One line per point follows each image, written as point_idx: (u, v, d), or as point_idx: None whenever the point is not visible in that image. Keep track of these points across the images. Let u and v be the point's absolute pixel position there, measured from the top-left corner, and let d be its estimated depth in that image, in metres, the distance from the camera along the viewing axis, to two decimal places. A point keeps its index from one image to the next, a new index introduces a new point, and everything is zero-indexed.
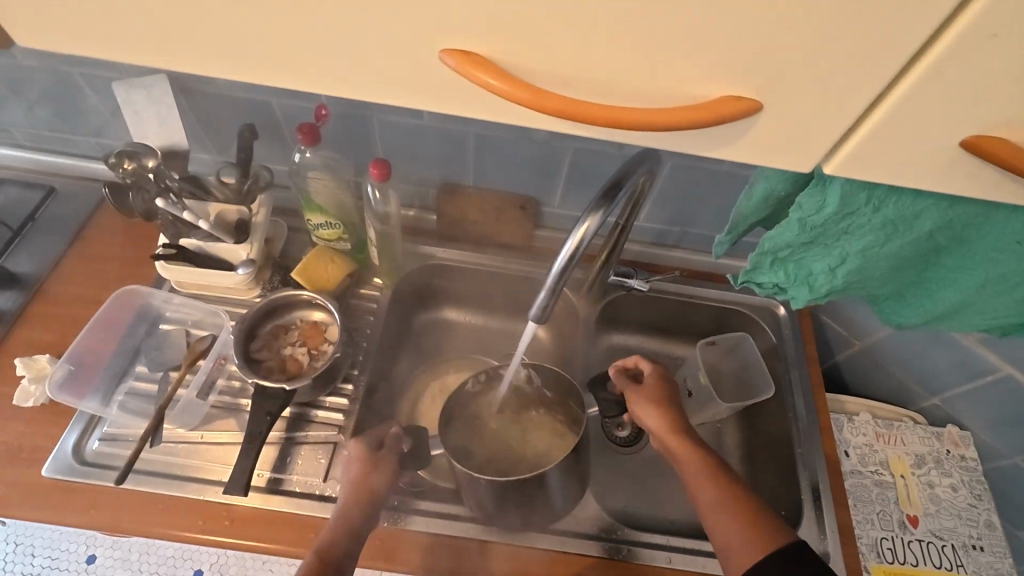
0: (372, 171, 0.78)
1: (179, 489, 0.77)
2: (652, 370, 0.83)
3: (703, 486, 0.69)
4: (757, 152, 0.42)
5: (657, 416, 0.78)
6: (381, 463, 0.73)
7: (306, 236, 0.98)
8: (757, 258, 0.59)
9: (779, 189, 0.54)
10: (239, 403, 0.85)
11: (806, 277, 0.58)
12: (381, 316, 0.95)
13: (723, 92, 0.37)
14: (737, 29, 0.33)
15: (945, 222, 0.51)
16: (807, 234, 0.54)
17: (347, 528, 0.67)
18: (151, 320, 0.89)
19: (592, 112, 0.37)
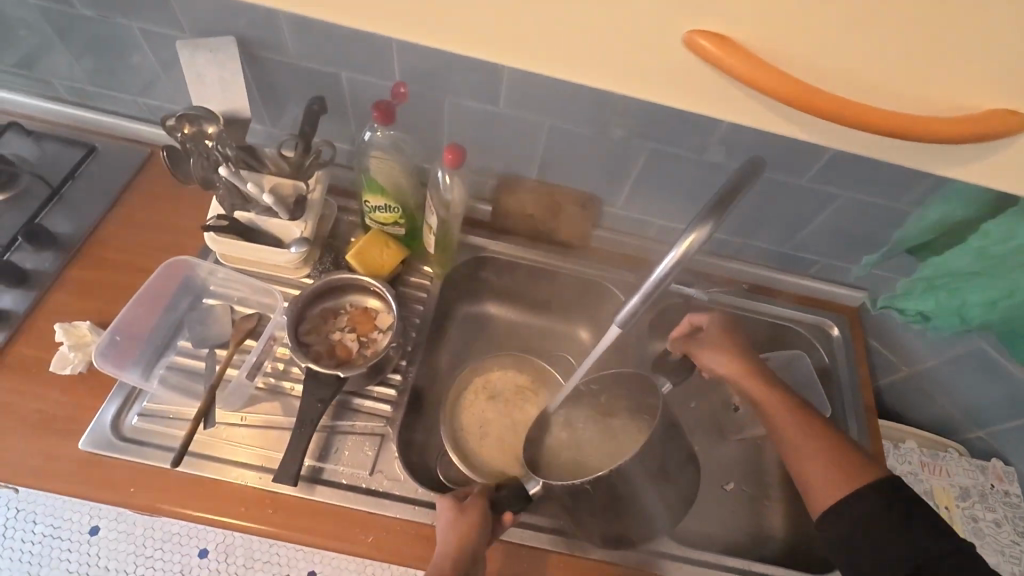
0: (447, 156, 0.74)
1: (220, 473, 0.74)
2: (711, 320, 0.86)
3: (786, 425, 0.75)
4: (975, 171, 0.40)
5: (730, 362, 0.83)
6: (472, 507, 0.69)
7: (356, 218, 0.94)
8: (910, 286, 0.75)
9: (969, 220, 0.66)
10: (283, 387, 0.81)
11: (960, 307, 0.70)
12: (431, 307, 0.92)
13: (965, 106, 0.35)
14: (1002, 35, 0.31)
15: None
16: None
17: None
18: (195, 293, 0.86)
19: (820, 100, 0.34)
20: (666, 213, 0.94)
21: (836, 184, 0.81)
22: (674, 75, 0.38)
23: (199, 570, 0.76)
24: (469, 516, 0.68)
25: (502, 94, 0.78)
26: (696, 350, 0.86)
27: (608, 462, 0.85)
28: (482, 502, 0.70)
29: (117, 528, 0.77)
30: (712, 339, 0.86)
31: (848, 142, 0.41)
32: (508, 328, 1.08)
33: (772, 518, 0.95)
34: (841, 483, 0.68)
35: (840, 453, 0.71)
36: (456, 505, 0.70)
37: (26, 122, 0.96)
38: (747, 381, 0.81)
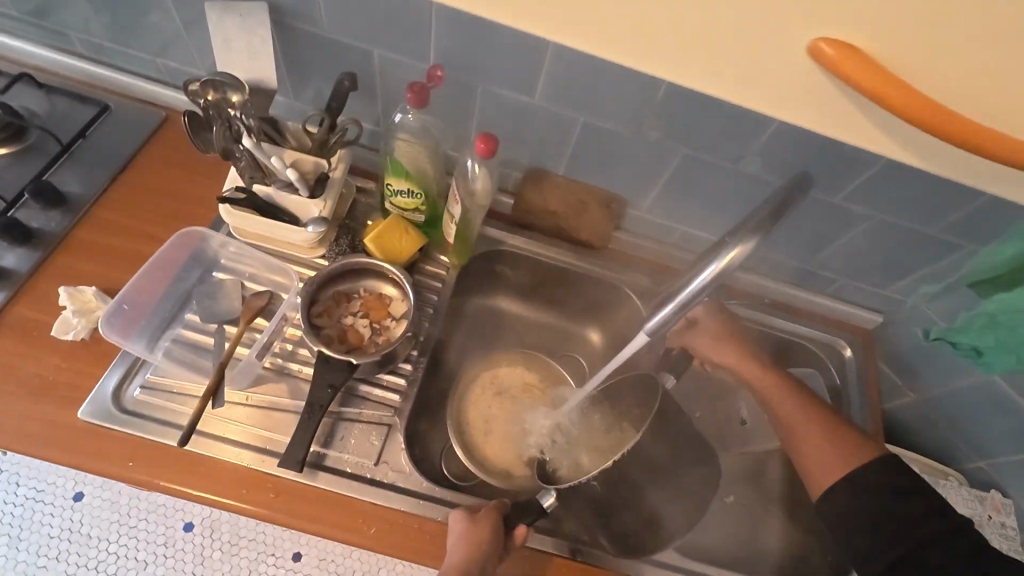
0: (478, 145, 0.72)
1: (222, 452, 0.72)
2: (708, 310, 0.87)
3: (784, 407, 0.80)
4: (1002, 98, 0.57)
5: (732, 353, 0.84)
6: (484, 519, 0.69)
7: (373, 201, 0.92)
8: (973, 320, 0.75)
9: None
10: (290, 369, 0.79)
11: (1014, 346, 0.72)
12: (445, 297, 0.90)
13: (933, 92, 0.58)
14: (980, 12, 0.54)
15: None
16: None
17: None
18: (205, 265, 0.83)
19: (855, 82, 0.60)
20: (691, 220, 0.92)
21: (867, 204, 0.80)
22: (715, 69, 0.68)
23: (183, 543, 0.79)
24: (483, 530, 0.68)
25: (539, 85, 0.76)
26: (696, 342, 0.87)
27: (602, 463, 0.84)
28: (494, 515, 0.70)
29: (101, 496, 0.79)
30: (710, 328, 0.86)
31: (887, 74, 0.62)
32: (517, 324, 1.06)
33: (770, 535, 0.94)
34: (840, 466, 0.73)
35: (838, 436, 0.75)
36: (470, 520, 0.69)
37: (36, 74, 0.92)
38: (749, 370, 0.84)
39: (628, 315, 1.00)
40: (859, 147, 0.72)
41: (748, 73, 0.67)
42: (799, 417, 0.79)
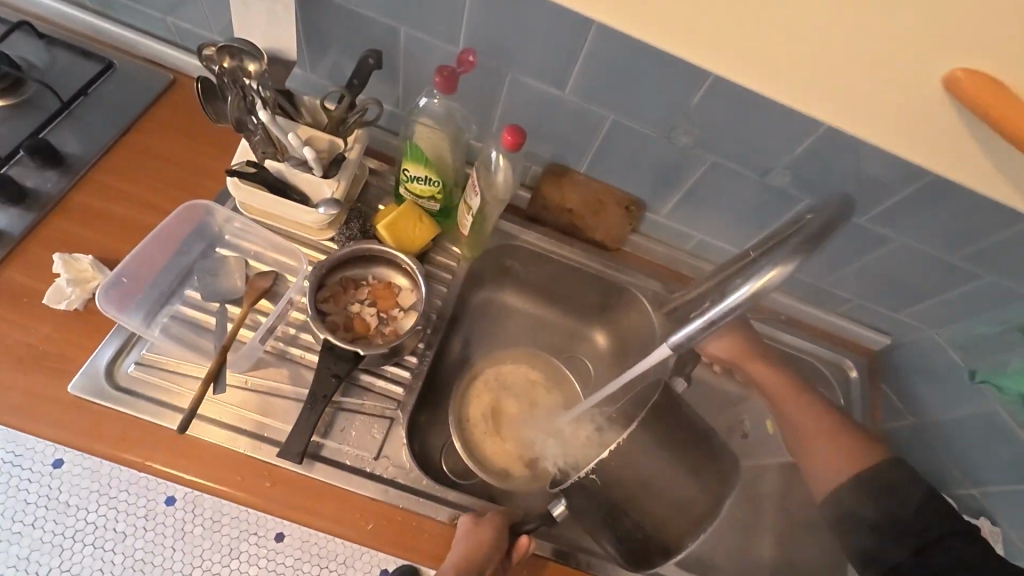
0: (506, 137, 0.69)
1: (217, 437, 0.70)
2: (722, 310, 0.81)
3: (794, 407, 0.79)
4: None
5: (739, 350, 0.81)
6: (485, 526, 0.69)
7: (386, 185, 0.89)
8: None
9: None
10: (292, 354, 0.76)
11: None
12: (455, 289, 0.88)
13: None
14: None
15: None
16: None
17: None
18: (208, 240, 0.80)
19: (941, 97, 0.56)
20: (710, 228, 0.90)
21: (891, 227, 0.79)
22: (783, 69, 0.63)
23: (164, 518, 0.67)
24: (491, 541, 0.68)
25: (572, 79, 0.72)
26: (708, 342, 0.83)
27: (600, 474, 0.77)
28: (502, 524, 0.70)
29: (81, 464, 0.67)
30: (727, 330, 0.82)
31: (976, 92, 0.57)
32: (523, 321, 1.03)
33: (764, 550, 0.94)
34: (843, 470, 0.74)
35: (839, 439, 0.76)
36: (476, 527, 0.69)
37: (36, 23, 0.87)
38: (754, 370, 0.81)
39: (637, 320, 0.97)
40: (892, 169, 0.71)
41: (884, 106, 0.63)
42: (802, 418, 0.78)
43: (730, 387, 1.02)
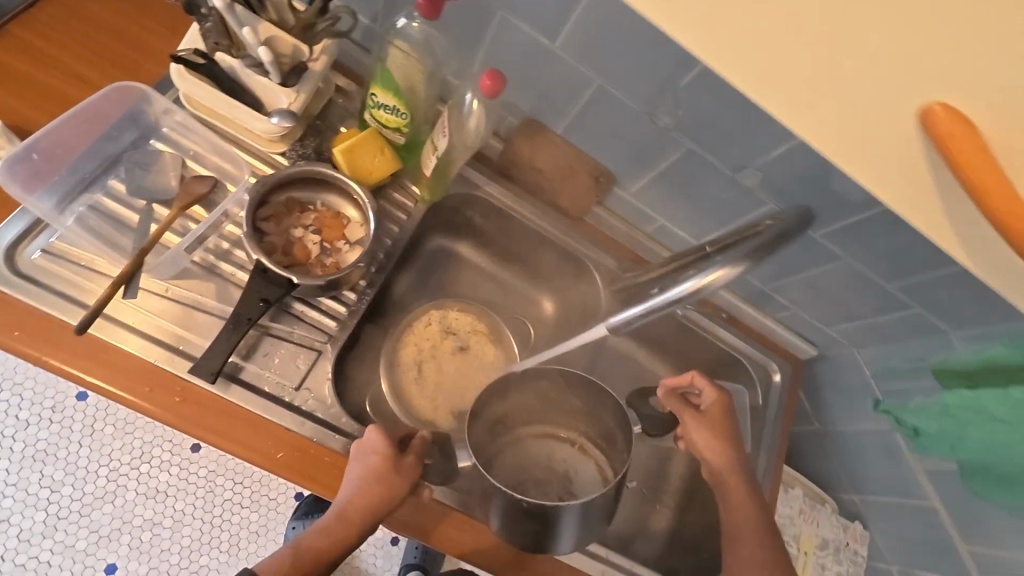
0: (483, 81, 0.65)
1: (127, 342, 0.66)
2: (715, 399, 0.83)
3: (749, 541, 0.75)
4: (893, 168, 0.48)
5: (717, 453, 0.80)
6: (403, 468, 0.69)
7: (350, 105, 0.82)
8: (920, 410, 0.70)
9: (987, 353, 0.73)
10: (223, 270, 0.72)
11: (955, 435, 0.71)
12: (407, 231, 0.85)
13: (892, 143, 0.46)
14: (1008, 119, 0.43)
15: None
16: (992, 413, 0.59)
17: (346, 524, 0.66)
18: (143, 129, 0.72)
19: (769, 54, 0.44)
20: (673, 216, 0.90)
21: (842, 247, 0.81)
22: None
23: None
24: (398, 478, 0.68)
25: (564, 32, 0.68)
26: (688, 422, 0.83)
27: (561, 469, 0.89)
28: (416, 466, 0.71)
29: None
30: (706, 419, 0.82)
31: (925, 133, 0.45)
32: (475, 275, 1.01)
33: (658, 519, 1.01)
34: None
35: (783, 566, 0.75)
36: (388, 458, 0.68)
37: None
38: (721, 475, 0.80)
39: (587, 293, 0.97)
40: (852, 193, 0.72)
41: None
42: (755, 541, 0.76)
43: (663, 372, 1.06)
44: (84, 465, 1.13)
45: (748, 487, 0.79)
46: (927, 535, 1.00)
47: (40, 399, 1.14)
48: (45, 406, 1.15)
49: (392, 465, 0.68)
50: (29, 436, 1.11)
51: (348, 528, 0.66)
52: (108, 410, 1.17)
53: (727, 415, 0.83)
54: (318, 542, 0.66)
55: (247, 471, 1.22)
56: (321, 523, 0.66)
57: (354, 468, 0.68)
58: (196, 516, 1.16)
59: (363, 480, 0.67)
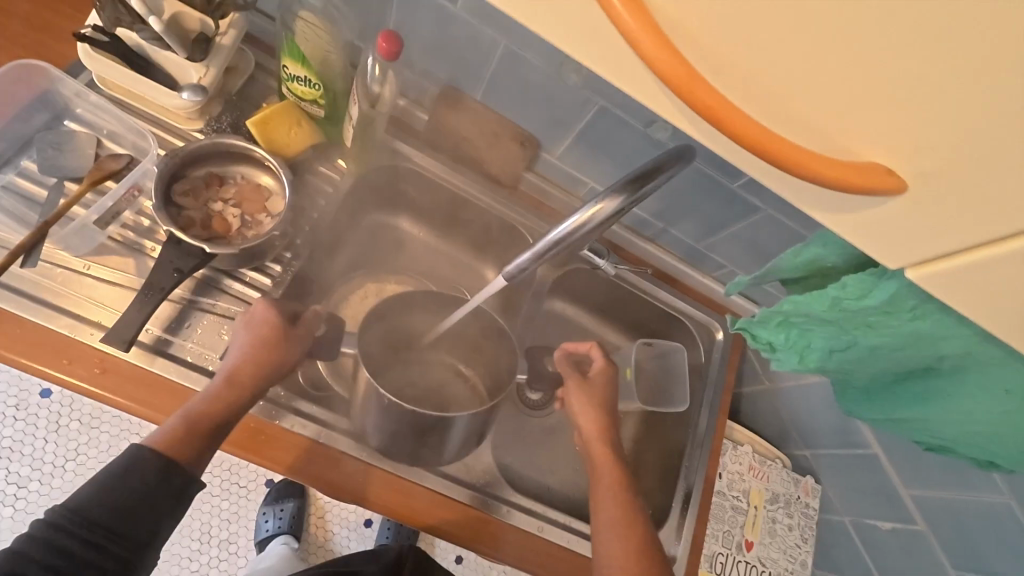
0: (380, 44, 0.66)
1: (44, 317, 0.66)
2: (602, 368, 0.84)
3: (608, 502, 0.74)
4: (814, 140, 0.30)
5: (591, 417, 0.81)
6: (294, 336, 0.71)
7: (271, 81, 0.83)
8: (767, 312, 0.49)
9: (829, 260, 0.47)
10: (143, 246, 0.73)
11: (802, 348, 0.49)
12: (334, 203, 0.85)
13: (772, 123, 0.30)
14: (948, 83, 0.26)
15: (963, 354, 0.44)
16: (819, 316, 0.46)
17: (234, 401, 0.65)
18: (56, 110, 0.73)
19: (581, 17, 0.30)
20: (600, 177, 0.91)
21: (760, 197, 0.81)
22: None
23: None
24: (292, 342, 0.70)
25: None
26: (571, 384, 0.83)
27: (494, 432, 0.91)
28: (309, 338, 0.73)
29: None
30: (590, 385, 0.83)
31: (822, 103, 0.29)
32: (414, 249, 1.01)
33: None
34: (630, 559, 0.70)
35: (643, 536, 0.72)
36: (285, 325, 0.70)
37: None
38: (594, 445, 0.80)
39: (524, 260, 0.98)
40: None
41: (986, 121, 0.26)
42: (619, 512, 0.74)
43: (610, 336, 1.07)
44: (51, 459, 0.97)
45: (617, 459, 0.79)
46: (870, 483, 1.00)
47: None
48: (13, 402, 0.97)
49: (287, 334, 0.70)
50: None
51: (242, 389, 0.65)
52: (74, 402, 1.00)
53: (612, 382, 0.84)
54: (210, 409, 0.63)
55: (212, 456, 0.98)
56: (214, 388, 0.65)
57: (248, 335, 0.69)
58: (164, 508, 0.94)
59: (260, 344, 0.68)
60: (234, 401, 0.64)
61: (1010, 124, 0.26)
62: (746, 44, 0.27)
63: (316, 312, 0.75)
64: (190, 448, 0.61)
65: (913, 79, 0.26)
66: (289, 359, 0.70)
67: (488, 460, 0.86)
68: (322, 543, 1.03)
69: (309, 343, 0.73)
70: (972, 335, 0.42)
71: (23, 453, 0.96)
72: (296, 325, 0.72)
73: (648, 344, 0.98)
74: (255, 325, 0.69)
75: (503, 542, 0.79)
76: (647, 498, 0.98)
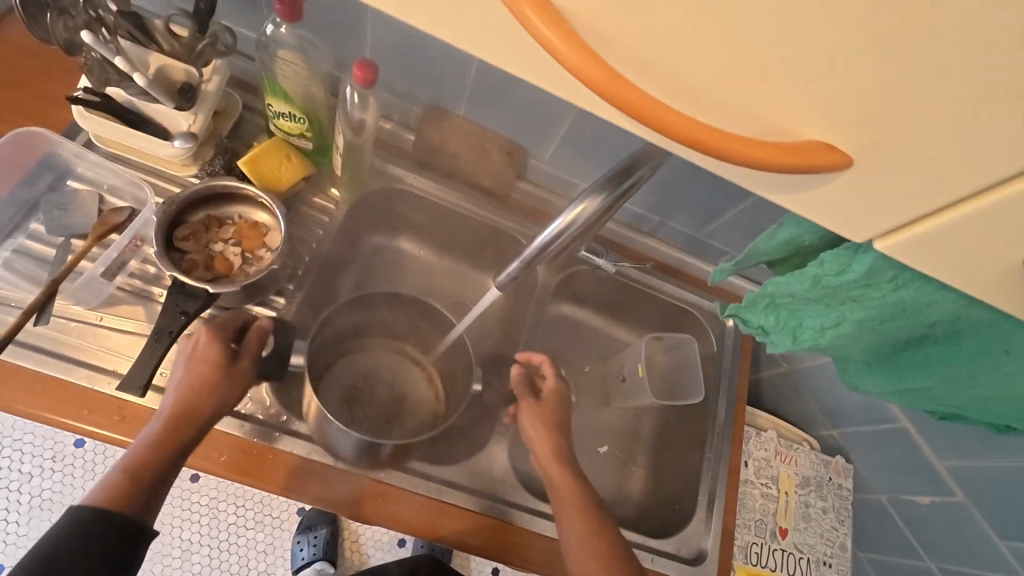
0: (355, 72, 0.68)
1: (64, 371, 0.69)
2: (553, 387, 0.84)
3: (568, 512, 0.74)
4: (751, 126, 0.29)
5: (545, 440, 0.79)
6: (238, 367, 0.69)
7: (260, 120, 0.86)
8: (753, 297, 0.50)
9: (807, 239, 0.46)
10: (150, 292, 0.76)
11: (794, 328, 0.49)
12: (331, 231, 0.87)
13: (707, 115, 0.29)
14: (880, 58, 0.25)
15: (952, 319, 0.43)
16: (801, 296, 0.46)
17: (177, 445, 0.63)
18: (59, 172, 0.76)
19: (515, 37, 0.30)
20: (590, 176, 0.91)
21: None
22: None
23: None
24: (236, 374, 0.68)
25: None
26: (525, 407, 0.83)
27: (511, 441, 0.91)
28: (253, 368, 0.70)
29: None
30: (543, 408, 0.82)
31: (751, 92, 0.28)
32: (416, 268, 1.02)
33: (634, 482, 1.00)
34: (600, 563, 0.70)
35: (606, 534, 0.73)
36: (226, 358, 0.68)
37: None
38: (551, 468, 0.78)
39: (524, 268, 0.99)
40: None
41: (919, 91, 0.26)
42: (580, 517, 0.74)
43: (620, 334, 1.07)
44: None
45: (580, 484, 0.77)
46: (900, 458, 0.98)
47: (34, 449, 0.89)
48: (50, 455, 0.89)
49: (227, 367, 0.68)
50: (30, 488, 0.87)
51: (183, 428, 0.64)
52: (109, 448, 0.90)
53: (562, 403, 0.84)
54: (151, 456, 0.62)
55: (247, 490, 0.98)
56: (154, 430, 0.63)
57: (187, 370, 0.67)
58: (200, 540, 0.93)
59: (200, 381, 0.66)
60: (176, 447, 0.63)
61: (945, 87, 0.25)
62: (671, 48, 0.27)
63: (262, 330, 0.72)
64: (134, 497, 0.60)
65: (839, 59, 0.25)
66: (235, 393, 0.68)
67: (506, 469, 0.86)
68: (358, 566, 1.03)
69: (254, 367, 0.71)
70: (956, 300, 0.41)
71: (62, 504, 0.87)
72: (240, 353, 0.70)
73: (658, 338, 0.97)
74: (195, 359, 0.67)
75: (524, 549, 0.79)
76: (674, 493, 0.97)
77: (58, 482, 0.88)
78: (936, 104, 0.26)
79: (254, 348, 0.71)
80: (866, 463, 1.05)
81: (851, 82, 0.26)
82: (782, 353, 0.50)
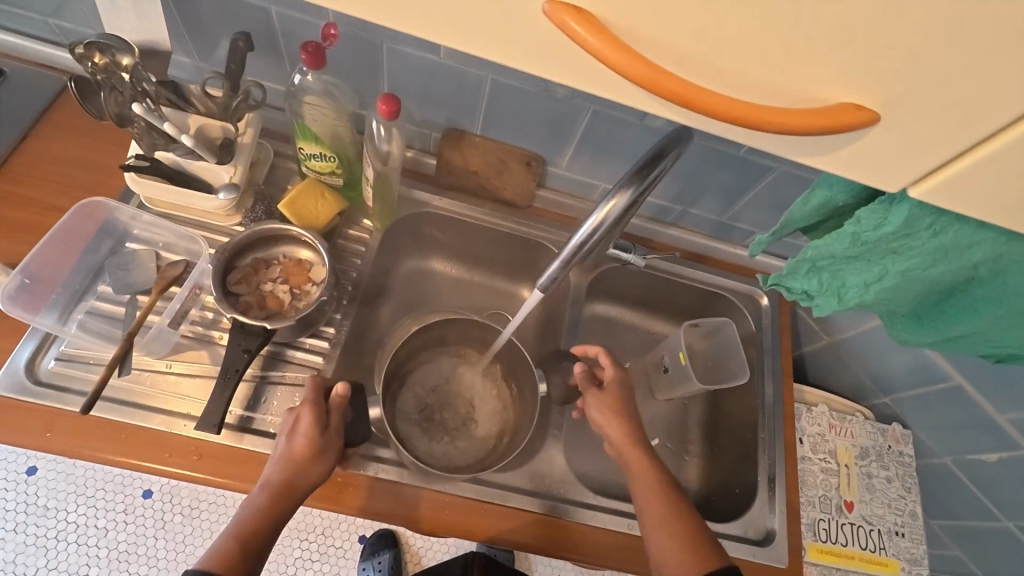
0: (380, 107, 0.72)
1: (144, 419, 0.73)
2: (613, 375, 0.85)
3: (649, 498, 0.74)
4: (776, 96, 0.32)
5: (614, 423, 0.81)
6: (330, 442, 0.71)
7: (292, 164, 0.91)
8: (793, 263, 0.52)
9: (841, 200, 0.48)
10: (211, 336, 0.80)
11: (837, 288, 0.51)
12: (369, 260, 0.91)
13: (735, 93, 0.32)
14: (892, 25, 0.27)
15: (996, 258, 0.44)
16: (841, 254, 0.48)
17: (279, 513, 0.67)
18: (117, 236, 0.83)
19: (551, 48, 0.33)
20: (609, 174, 0.93)
21: (772, 157, 0.82)
22: None
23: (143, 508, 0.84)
24: (328, 443, 0.71)
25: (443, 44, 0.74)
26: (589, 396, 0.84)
27: (565, 442, 0.93)
28: (340, 439, 0.73)
29: (55, 468, 0.83)
30: (605, 393, 0.84)
31: (777, 66, 0.30)
32: (451, 286, 1.06)
33: (689, 471, 1.01)
34: (685, 550, 0.69)
35: (690, 523, 0.72)
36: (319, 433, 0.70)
37: None
38: (625, 448, 0.80)
39: None
40: None
41: (935, 46, 0.28)
42: (659, 505, 0.74)
43: (656, 327, 1.09)
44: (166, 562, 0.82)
45: (650, 456, 0.79)
46: (960, 418, 0.96)
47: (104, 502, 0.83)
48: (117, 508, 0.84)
49: (321, 442, 0.70)
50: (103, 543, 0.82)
51: (282, 501, 0.67)
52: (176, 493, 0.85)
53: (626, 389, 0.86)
54: (259, 525, 0.66)
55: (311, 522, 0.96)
56: (260, 502, 0.67)
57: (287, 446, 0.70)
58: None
59: (299, 456, 0.69)
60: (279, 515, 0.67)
61: (955, 40, 0.27)
62: (698, 39, 0.30)
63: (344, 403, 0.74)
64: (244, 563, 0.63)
65: (854, 29, 0.28)
66: (328, 468, 0.70)
67: (563, 469, 0.88)
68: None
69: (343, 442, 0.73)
70: (995, 238, 0.42)
71: (138, 555, 0.82)
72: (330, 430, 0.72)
73: (696, 326, 0.98)
74: (295, 435, 0.70)
75: (592, 544, 0.80)
76: (731, 477, 0.97)
77: (132, 533, 0.83)
78: (947, 56, 0.28)
79: (339, 421, 0.73)
80: (925, 426, 1.03)
81: (866, 48, 0.29)
82: (829, 315, 0.52)
